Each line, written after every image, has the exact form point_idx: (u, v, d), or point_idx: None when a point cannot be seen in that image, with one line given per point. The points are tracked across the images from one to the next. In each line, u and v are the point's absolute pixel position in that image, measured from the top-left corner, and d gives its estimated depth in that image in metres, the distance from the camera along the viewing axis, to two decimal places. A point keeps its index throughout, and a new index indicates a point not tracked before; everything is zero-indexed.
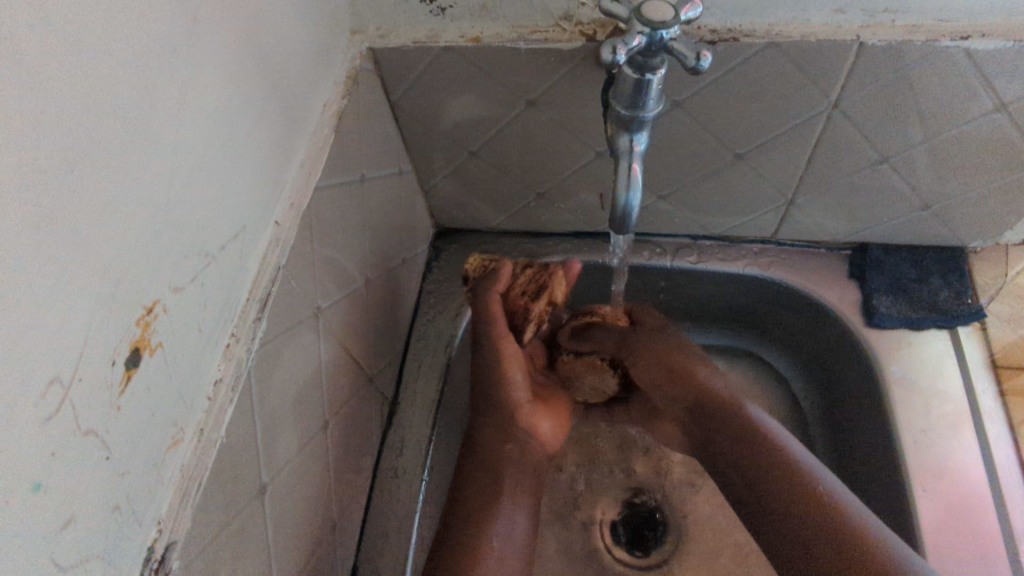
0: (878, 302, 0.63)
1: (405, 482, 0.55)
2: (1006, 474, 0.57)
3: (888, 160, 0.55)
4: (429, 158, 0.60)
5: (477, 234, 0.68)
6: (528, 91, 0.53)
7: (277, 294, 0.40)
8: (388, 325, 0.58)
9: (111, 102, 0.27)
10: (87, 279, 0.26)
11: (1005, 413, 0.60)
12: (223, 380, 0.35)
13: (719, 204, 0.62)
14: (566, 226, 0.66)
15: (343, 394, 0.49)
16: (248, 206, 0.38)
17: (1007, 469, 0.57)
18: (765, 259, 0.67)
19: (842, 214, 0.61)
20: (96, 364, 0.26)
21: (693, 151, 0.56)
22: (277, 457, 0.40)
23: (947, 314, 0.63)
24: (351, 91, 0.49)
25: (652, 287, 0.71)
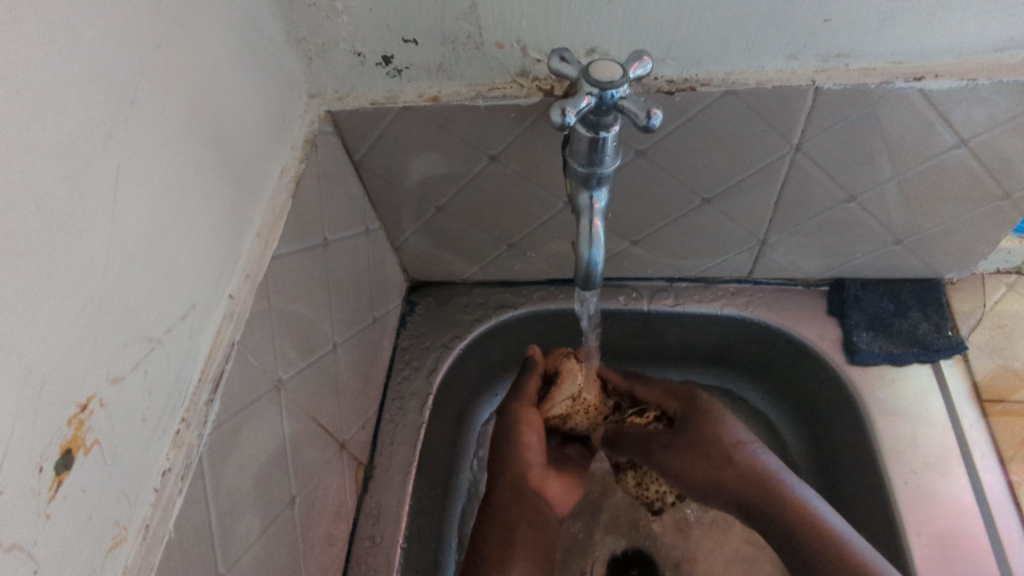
0: (859, 339, 0.63)
1: (382, 549, 0.57)
2: (999, 505, 0.56)
3: (855, 198, 0.56)
4: (399, 216, 0.62)
5: (451, 287, 0.71)
6: (490, 148, 0.53)
7: (231, 371, 0.39)
8: (362, 385, 0.60)
9: (32, 204, 0.26)
10: (12, 387, 0.25)
11: (991, 443, 0.59)
12: (171, 470, 0.34)
13: (694, 245, 0.63)
14: (540, 276, 0.69)
15: (309, 466, 0.49)
16: (200, 283, 0.38)
17: (1001, 507, 0.56)
18: (742, 298, 0.68)
19: (815, 248, 0.62)
20: (22, 473, 0.26)
21: (661, 197, 0.57)
22: (236, 541, 0.40)
23: (928, 348, 0.62)
24: (309, 155, 0.49)
25: (632, 331, 0.71)
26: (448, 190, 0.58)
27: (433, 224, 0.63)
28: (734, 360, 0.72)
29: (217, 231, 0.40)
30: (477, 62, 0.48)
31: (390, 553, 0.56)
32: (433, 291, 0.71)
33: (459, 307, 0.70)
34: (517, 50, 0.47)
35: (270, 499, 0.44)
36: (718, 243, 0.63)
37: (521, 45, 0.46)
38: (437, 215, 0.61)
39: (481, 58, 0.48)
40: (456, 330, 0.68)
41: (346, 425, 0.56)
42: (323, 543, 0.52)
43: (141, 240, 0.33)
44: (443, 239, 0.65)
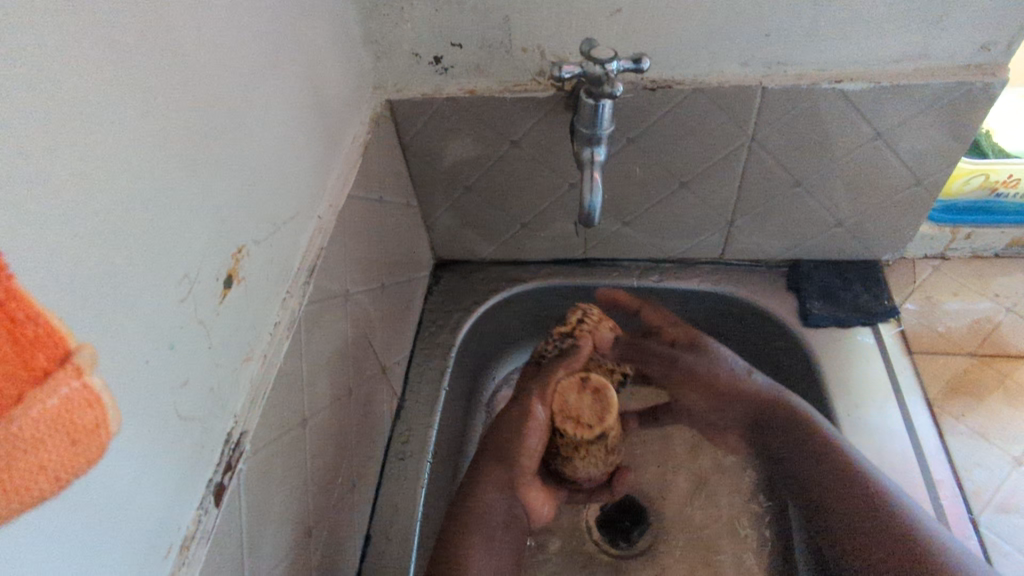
0: (812, 306, 0.76)
1: (411, 463, 0.67)
2: (922, 427, 0.66)
3: (802, 182, 0.70)
4: (433, 195, 0.76)
5: (471, 265, 0.85)
6: (513, 134, 0.68)
7: (319, 266, 0.51)
8: (399, 328, 0.72)
9: (222, 105, 0.39)
10: (206, 218, 0.38)
11: (920, 387, 0.69)
12: (281, 322, 0.46)
13: (674, 226, 0.77)
14: (547, 255, 0.83)
15: (361, 373, 0.61)
16: (301, 198, 0.50)
17: (924, 429, 0.65)
18: (716, 276, 0.81)
19: (773, 230, 0.77)
20: (208, 277, 0.38)
21: (647, 180, 0.72)
22: (316, 398, 0.51)
23: (869, 313, 0.75)
24: (373, 130, 0.64)
25: (624, 305, 0.85)
26: (475, 172, 0.73)
27: (462, 203, 0.77)
28: (712, 333, 0.85)
29: (314, 163, 0.53)
30: (507, 63, 0.63)
31: (419, 465, 0.66)
32: (455, 269, 0.85)
33: (478, 281, 0.83)
34: (537, 55, 0.62)
35: (336, 382, 0.55)
36: (695, 224, 0.77)
37: (541, 51, 0.62)
38: (465, 194, 0.76)
39: (510, 60, 0.63)
40: (475, 297, 0.81)
41: (386, 353, 0.67)
42: (366, 443, 0.62)
43: (272, 152, 0.46)
44: (469, 218, 0.79)
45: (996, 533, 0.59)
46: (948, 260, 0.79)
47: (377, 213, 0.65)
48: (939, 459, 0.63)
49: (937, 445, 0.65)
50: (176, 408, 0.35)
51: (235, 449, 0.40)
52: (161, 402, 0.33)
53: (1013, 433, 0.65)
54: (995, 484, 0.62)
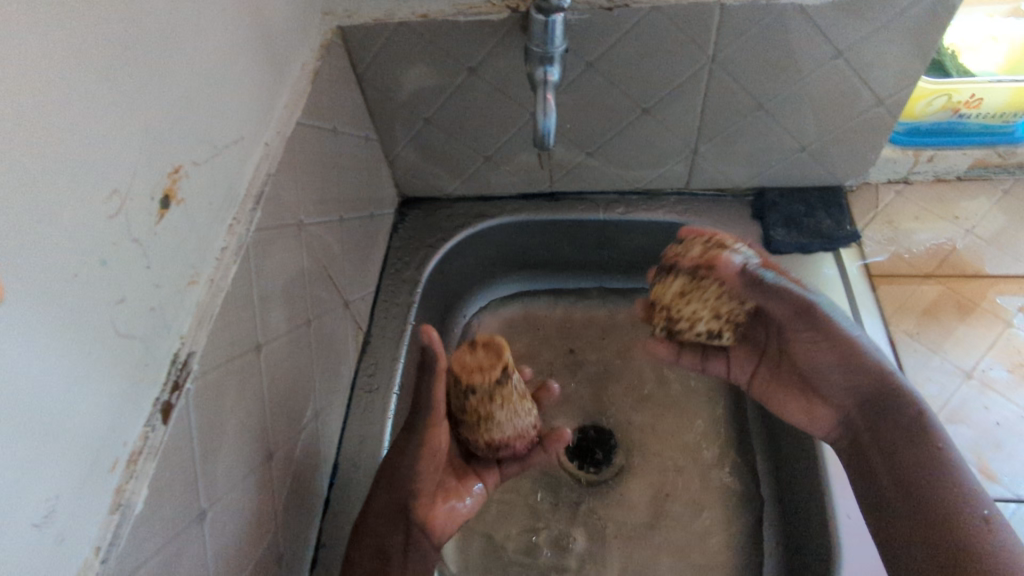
0: (776, 234, 0.76)
1: (377, 396, 0.67)
2: (877, 345, 0.67)
3: (764, 106, 0.70)
4: (392, 128, 0.75)
5: (437, 202, 0.84)
6: (470, 61, 0.66)
7: (267, 193, 0.51)
8: (361, 264, 0.71)
9: (151, 16, 0.38)
10: (137, 134, 0.36)
11: (878, 308, 0.70)
12: (227, 247, 0.46)
13: (638, 155, 0.77)
14: (513, 189, 0.82)
15: (320, 305, 0.61)
16: (246, 123, 0.49)
17: (879, 346, 0.67)
18: (681, 207, 0.81)
19: (737, 157, 0.76)
20: (141, 195, 0.37)
21: (608, 107, 0.71)
22: (269, 326, 0.51)
23: (830, 238, 0.75)
24: (323, 57, 0.62)
25: (591, 239, 0.85)
26: (435, 103, 0.71)
27: (422, 137, 0.75)
28: None
29: (260, 87, 0.51)
30: None
31: (385, 397, 0.67)
32: (420, 207, 0.84)
33: (444, 218, 0.82)
34: None
35: (293, 312, 0.55)
36: (660, 152, 0.76)
37: None
38: (425, 127, 0.74)
39: None
40: (441, 234, 0.81)
41: (348, 287, 0.67)
42: (330, 376, 0.63)
43: (212, 72, 0.44)
44: (431, 152, 0.77)
45: None
46: (912, 184, 0.80)
47: (331, 144, 0.63)
48: None
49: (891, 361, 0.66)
50: (112, 324, 0.35)
51: (182, 370, 0.40)
52: (93, 317, 0.33)
53: (966, 349, 0.66)
54: (946, 397, 0.63)
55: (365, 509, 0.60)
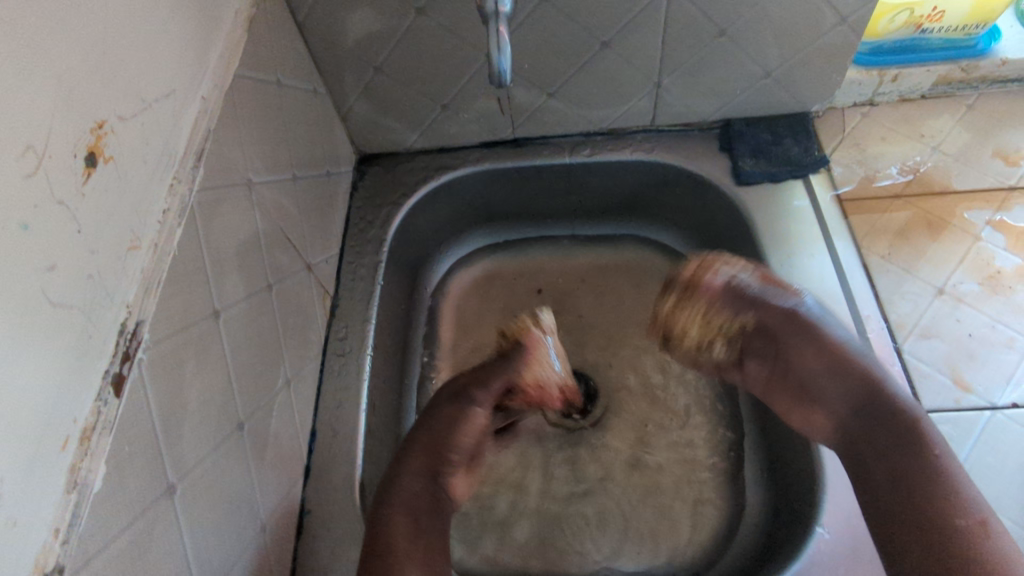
0: (744, 165, 0.75)
1: (351, 358, 0.65)
2: (850, 269, 0.67)
3: (725, 32, 0.68)
4: (342, 81, 0.71)
5: (396, 157, 0.81)
6: (416, 1, 0.62)
7: (208, 151, 0.47)
8: (322, 225, 0.68)
9: None
10: (49, 84, 0.33)
11: (849, 233, 0.70)
12: (170, 210, 0.43)
13: (600, 93, 0.74)
14: (474, 138, 0.79)
15: (281, 268, 0.58)
16: (178, 74, 0.45)
17: (851, 270, 0.67)
18: (648, 144, 0.79)
19: (701, 89, 0.74)
20: (62, 152, 0.34)
21: (566, 43, 0.68)
22: (227, 292, 0.48)
23: (799, 165, 0.74)
24: (258, 2, 0.57)
25: (559, 184, 0.82)
26: (385, 49, 0.67)
27: (375, 87, 0.72)
28: (650, 204, 0.84)
29: (191, 34, 0.47)
30: None
31: (360, 359, 0.65)
32: (380, 163, 0.80)
33: (405, 173, 0.79)
34: None
35: (251, 277, 0.52)
36: (622, 88, 0.74)
37: None
38: (376, 76, 0.71)
39: None
40: (403, 189, 0.78)
41: (310, 249, 0.65)
42: (300, 341, 0.61)
43: (131, 17, 0.40)
44: (386, 104, 0.74)
45: (918, 359, 0.61)
46: (878, 106, 0.79)
47: (275, 98, 0.60)
48: (865, 297, 0.65)
49: (864, 284, 0.66)
50: (42, 294, 0.32)
51: (131, 341, 0.38)
52: (18, 286, 0.30)
53: (937, 266, 0.66)
54: (919, 315, 0.64)
55: (348, 473, 0.59)
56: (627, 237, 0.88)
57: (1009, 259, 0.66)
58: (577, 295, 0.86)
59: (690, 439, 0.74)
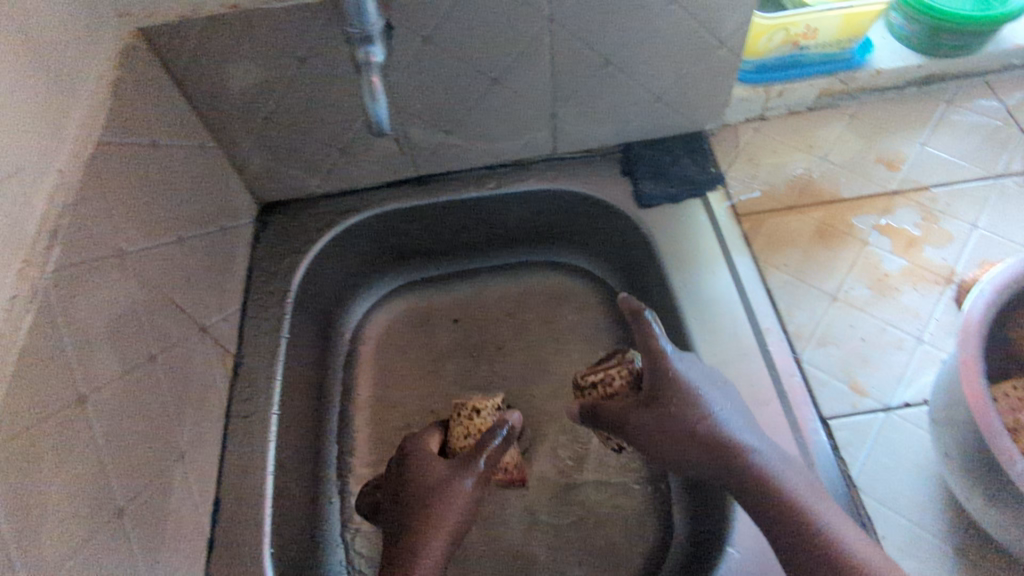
0: (645, 186, 0.77)
1: (256, 419, 0.63)
2: (749, 283, 0.69)
3: (611, 61, 0.69)
4: (231, 132, 0.69)
5: (300, 202, 0.79)
6: (297, 50, 0.61)
7: (65, 228, 0.45)
8: (218, 283, 0.66)
9: None
10: None
11: (747, 247, 0.72)
12: (18, 297, 0.40)
13: (497, 127, 0.75)
14: (377, 179, 0.79)
15: (168, 337, 0.56)
16: (24, 150, 0.43)
17: (750, 284, 0.69)
18: (551, 173, 0.80)
19: (596, 116, 0.75)
20: None
21: (455, 81, 0.68)
22: (96, 374, 0.46)
23: (696, 184, 0.76)
24: (125, 62, 0.55)
25: (468, 217, 0.82)
26: (271, 98, 0.66)
27: (267, 136, 0.70)
28: (561, 229, 0.84)
29: (38, 108, 0.45)
30: None
31: (265, 420, 0.63)
32: (283, 210, 0.78)
33: (309, 218, 0.78)
34: None
35: (128, 352, 0.50)
36: (519, 121, 0.74)
37: None
38: (266, 125, 0.69)
39: None
40: (307, 236, 0.76)
41: (203, 311, 0.62)
42: (196, 409, 0.58)
43: None
44: (281, 152, 0.72)
45: (816, 367, 0.63)
46: (768, 120, 0.81)
47: (151, 160, 0.58)
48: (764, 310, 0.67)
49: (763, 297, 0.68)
50: None
51: None
52: None
53: (830, 273, 0.69)
54: (816, 323, 0.66)
55: (255, 543, 0.57)
56: (543, 263, 0.88)
57: (896, 262, 0.69)
58: (497, 326, 0.85)
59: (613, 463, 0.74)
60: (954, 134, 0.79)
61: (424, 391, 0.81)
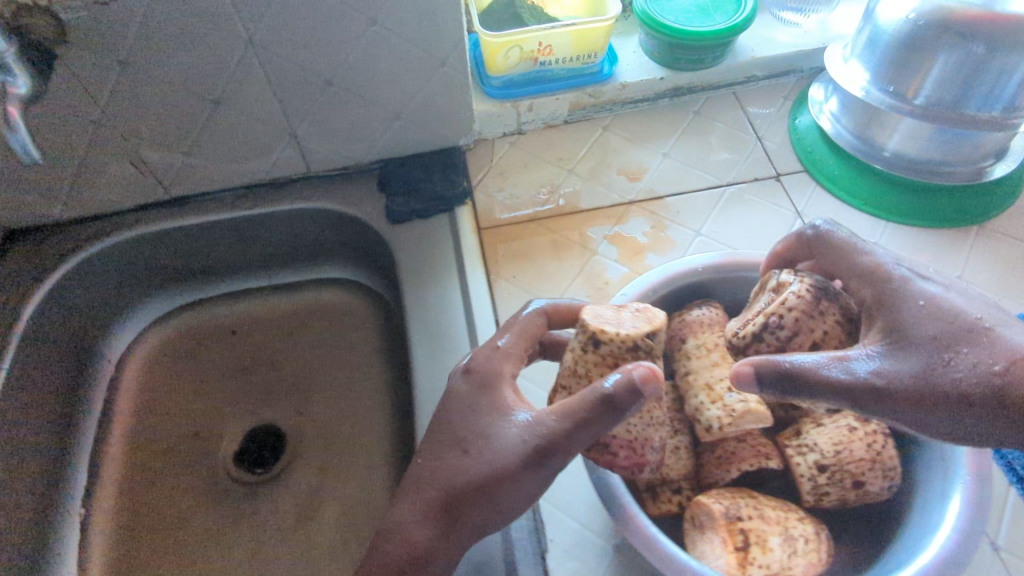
0: (394, 203, 0.78)
1: None
2: (476, 290, 0.71)
3: (333, 82, 0.70)
4: None
5: (47, 230, 0.78)
6: None
7: None
8: None
9: None
10: None
11: (482, 259, 0.74)
12: None
13: (237, 149, 0.75)
14: (128, 203, 0.78)
15: None
16: None
17: (476, 293, 0.71)
18: (308, 192, 0.81)
19: (340, 135, 0.76)
20: None
21: (173, 105, 0.68)
22: None
23: (445, 200, 0.77)
24: None
25: (230, 237, 0.82)
26: None
27: None
28: (330, 245, 0.86)
29: None
30: None
31: None
32: (29, 238, 0.77)
33: (54, 246, 0.77)
34: None
35: None
36: (259, 141, 0.75)
37: None
38: None
39: None
40: (49, 263, 0.75)
41: None
42: None
43: None
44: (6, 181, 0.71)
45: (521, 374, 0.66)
46: (524, 133, 0.84)
47: None
48: (483, 319, 0.69)
49: (487, 306, 0.70)
50: None
51: None
52: None
53: (553, 284, 0.72)
54: None
55: None
56: (321, 279, 0.88)
57: (618, 270, 0.72)
58: (272, 343, 0.86)
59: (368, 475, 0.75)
60: (698, 144, 0.82)
61: (192, 414, 0.82)
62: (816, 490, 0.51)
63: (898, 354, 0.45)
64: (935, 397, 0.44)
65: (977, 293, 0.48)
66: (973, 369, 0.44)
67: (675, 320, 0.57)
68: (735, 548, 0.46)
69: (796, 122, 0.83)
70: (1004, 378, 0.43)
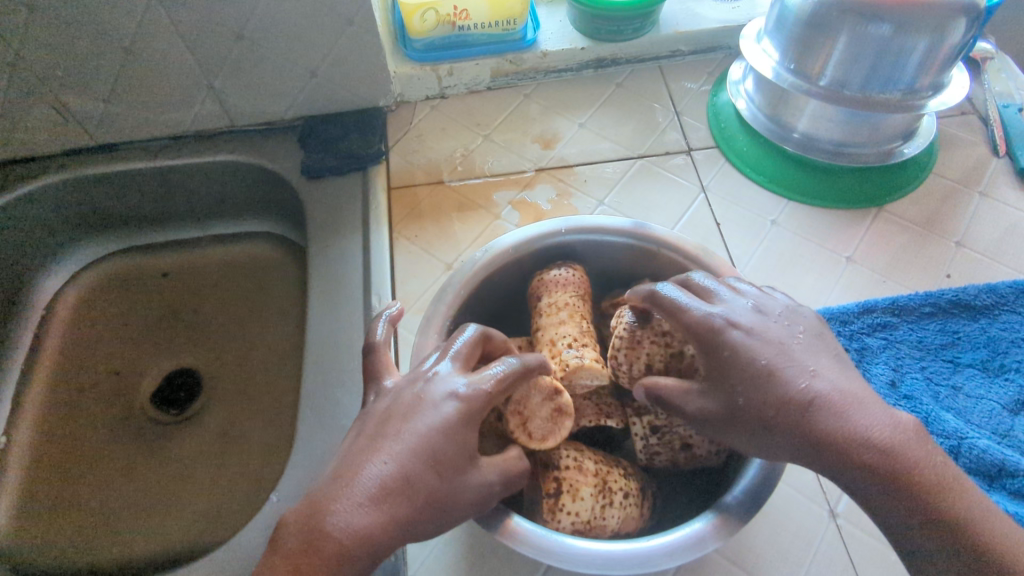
0: (310, 158, 0.78)
1: None
2: (376, 247, 0.73)
3: (244, 35, 0.71)
4: None
5: None
6: None
7: None
8: None
9: None
10: None
11: (388, 218, 0.76)
12: None
13: (157, 97, 0.77)
14: (55, 146, 0.80)
15: None
16: None
17: (376, 251, 0.73)
18: (231, 144, 0.83)
19: (258, 90, 0.78)
20: None
21: (87, 50, 0.70)
22: None
23: (360, 158, 0.78)
24: None
25: (157, 186, 0.85)
26: None
27: None
28: (256, 200, 0.88)
29: None
30: None
31: None
32: None
33: None
34: None
35: None
36: (178, 91, 0.77)
37: None
38: None
39: None
40: None
41: None
42: None
43: None
44: None
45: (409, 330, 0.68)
46: (447, 98, 0.86)
47: None
48: (380, 275, 0.71)
49: (387, 262, 0.72)
50: None
51: None
52: None
53: (451, 245, 0.74)
54: (421, 292, 0.71)
55: None
56: (248, 233, 0.90)
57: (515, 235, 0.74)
58: (194, 293, 0.87)
59: (273, 422, 0.77)
60: (615, 116, 0.83)
61: (113, 354, 0.83)
62: (647, 449, 0.55)
63: (708, 389, 0.48)
64: (730, 423, 0.47)
65: (773, 333, 0.47)
66: (766, 389, 0.45)
67: (536, 281, 0.60)
68: (548, 494, 0.49)
69: (715, 99, 0.84)
70: (782, 404, 0.44)
